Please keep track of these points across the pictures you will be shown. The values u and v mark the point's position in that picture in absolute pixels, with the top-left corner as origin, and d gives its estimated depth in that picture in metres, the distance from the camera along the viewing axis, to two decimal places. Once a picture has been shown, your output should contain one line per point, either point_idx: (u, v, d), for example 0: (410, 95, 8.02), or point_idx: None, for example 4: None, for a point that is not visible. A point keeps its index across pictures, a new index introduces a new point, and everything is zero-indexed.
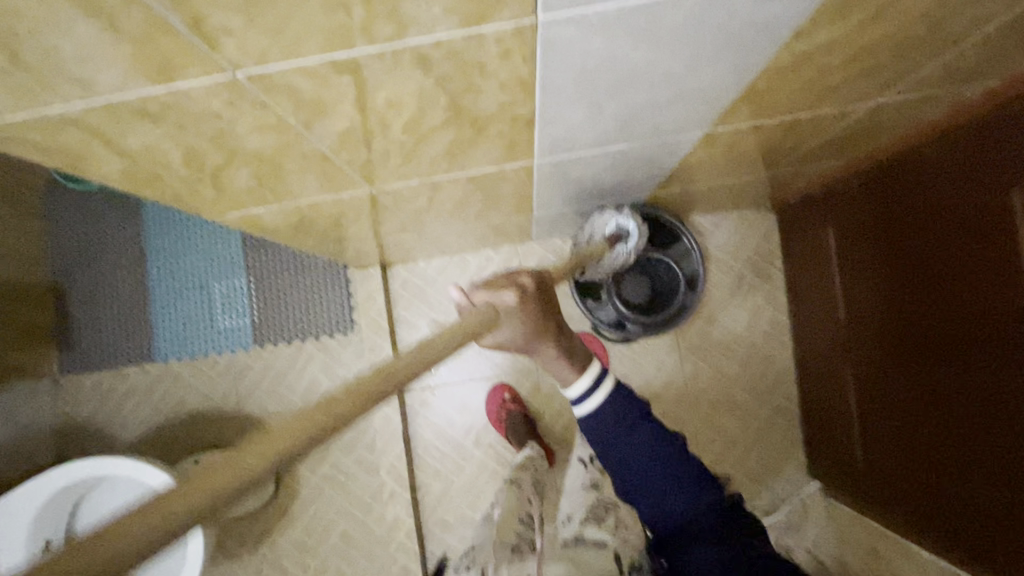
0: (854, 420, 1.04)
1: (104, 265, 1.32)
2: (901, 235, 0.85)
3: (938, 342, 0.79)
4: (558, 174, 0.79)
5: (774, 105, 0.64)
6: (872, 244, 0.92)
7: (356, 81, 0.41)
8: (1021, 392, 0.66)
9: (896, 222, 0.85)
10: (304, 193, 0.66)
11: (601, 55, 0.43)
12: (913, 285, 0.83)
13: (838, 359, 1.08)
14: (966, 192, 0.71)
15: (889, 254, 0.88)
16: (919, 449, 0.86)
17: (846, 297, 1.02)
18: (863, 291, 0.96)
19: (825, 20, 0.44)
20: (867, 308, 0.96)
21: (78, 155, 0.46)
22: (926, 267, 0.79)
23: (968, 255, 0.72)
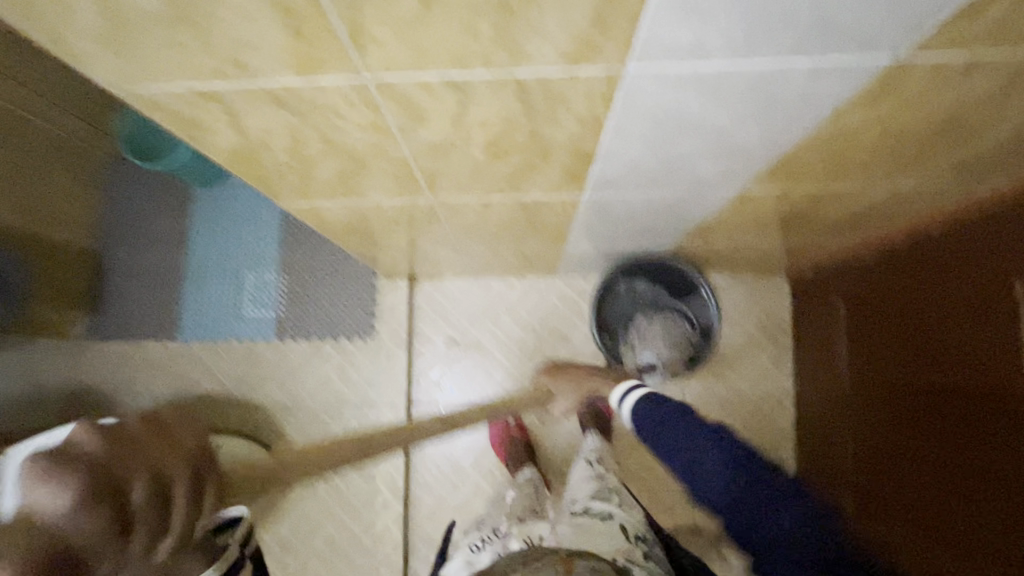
0: (845, 487, 1.07)
1: (146, 240, 1.37)
2: (906, 311, 0.90)
3: (939, 418, 0.82)
4: (599, 211, 0.85)
5: (806, 174, 0.71)
6: (879, 317, 0.98)
7: (460, 98, 0.48)
8: (1004, 466, 0.70)
9: (902, 299, 0.91)
10: (372, 193, 0.72)
11: (669, 105, 0.51)
12: (914, 359, 0.88)
13: (835, 426, 1.11)
14: (972, 277, 0.76)
15: (897, 330, 0.92)
16: (901, 517, 0.89)
17: (851, 367, 1.06)
18: (867, 361, 1.01)
19: (863, 103, 0.52)
20: (869, 376, 1.00)
21: (203, 126, 0.53)
22: (930, 343, 0.84)
23: (966, 334, 0.77)
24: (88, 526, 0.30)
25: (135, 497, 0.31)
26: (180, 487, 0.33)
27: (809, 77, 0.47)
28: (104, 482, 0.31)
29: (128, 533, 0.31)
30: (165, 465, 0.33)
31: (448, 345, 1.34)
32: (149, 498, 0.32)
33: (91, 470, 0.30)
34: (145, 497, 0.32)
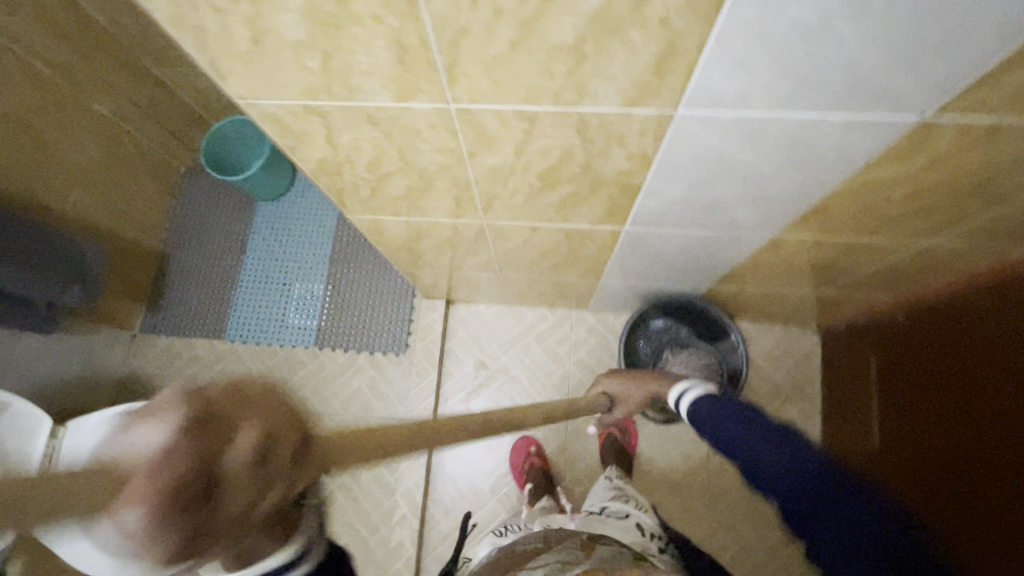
0: None
1: (209, 245, 1.48)
2: (932, 361, 0.91)
3: (972, 488, 0.79)
4: (636, 246, 0.90)
5: (839, 224, 0.75)
6: (907, 371, 0.98)
7: (527, 128, 0.55)
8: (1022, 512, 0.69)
9: (928, 350, 0.92)
10: (431, 212, 0.79)
11: (713, 148, 0.56)
12: (943, 410, 0.87)
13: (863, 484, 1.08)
14: (991, 326, 0.78)
15: (933, 394, 0.90)
16: None
17: (882, 422, 1.05)
18: (898, 415, 1.00)
19: (893, 157, 0.56)
20: (898, 430, 0.99)
21: (302, 138, 0.61)
22: (958, 394, 0.84)
23: (990, 382, 0.78)
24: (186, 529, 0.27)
25: (229, 509, 0.28)
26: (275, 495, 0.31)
27: (842, 130, 0.52)
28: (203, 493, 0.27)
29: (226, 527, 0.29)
30: (260, 481, 0.29)
31: (477, 369, 1.38)
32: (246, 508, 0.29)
33: (188, 474, 0.26)
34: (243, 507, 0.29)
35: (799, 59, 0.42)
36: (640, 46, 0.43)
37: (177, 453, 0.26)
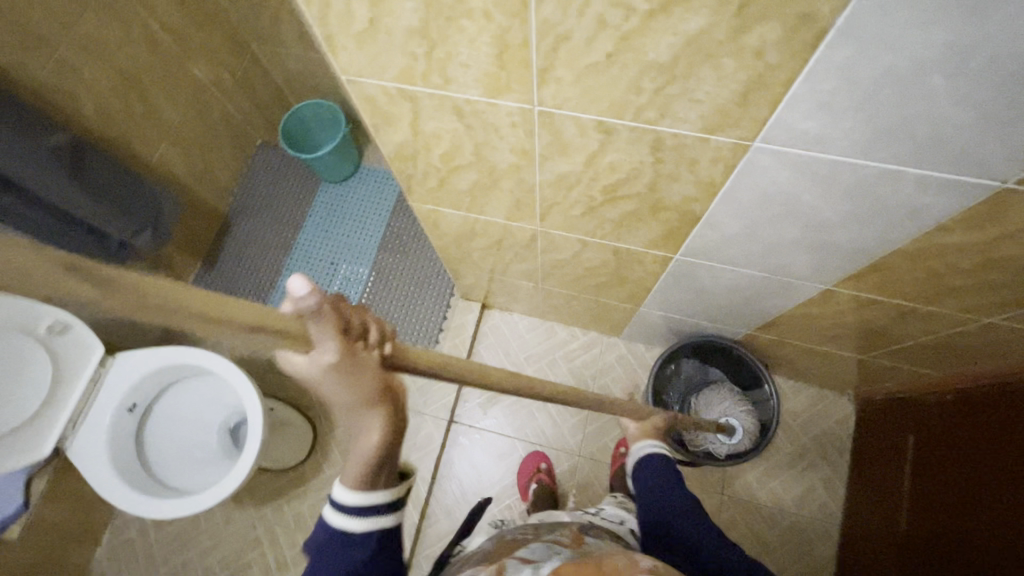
0: None
1: (270, 214, 1.56)
2: (979, 445, 0.86)
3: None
4: (683, 277, 0.90)
5: (897, 285, 0.73)
6: (947, 451, 0.93)
7: (603, 139, 0.57)
8: None
9: (977, 433, 0.87)
10: (491, 210, 0.82)
11: (782, 186, 0.57)
12: (983, 498, 0.82)
13: (882, 566, 1.02)
14: None
15: (969, 491, 0.85)
16: None
17: (910, 502, 0.99)
18: (926, 497, 0.95)
19: (967, 223, 0.56)
20: (927, 513, 0.94)
21: (389, 120, 0.65)
22: (1001, 481, 0.79)
23: None
24: (348, 330, 0.38)
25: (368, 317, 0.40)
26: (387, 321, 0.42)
27: (916, 188, 0.52)
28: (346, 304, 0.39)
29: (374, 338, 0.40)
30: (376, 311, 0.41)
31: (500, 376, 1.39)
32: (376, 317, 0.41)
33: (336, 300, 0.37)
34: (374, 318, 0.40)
35: (886, 107, 0.43)
36: (729, 73, 0.44)
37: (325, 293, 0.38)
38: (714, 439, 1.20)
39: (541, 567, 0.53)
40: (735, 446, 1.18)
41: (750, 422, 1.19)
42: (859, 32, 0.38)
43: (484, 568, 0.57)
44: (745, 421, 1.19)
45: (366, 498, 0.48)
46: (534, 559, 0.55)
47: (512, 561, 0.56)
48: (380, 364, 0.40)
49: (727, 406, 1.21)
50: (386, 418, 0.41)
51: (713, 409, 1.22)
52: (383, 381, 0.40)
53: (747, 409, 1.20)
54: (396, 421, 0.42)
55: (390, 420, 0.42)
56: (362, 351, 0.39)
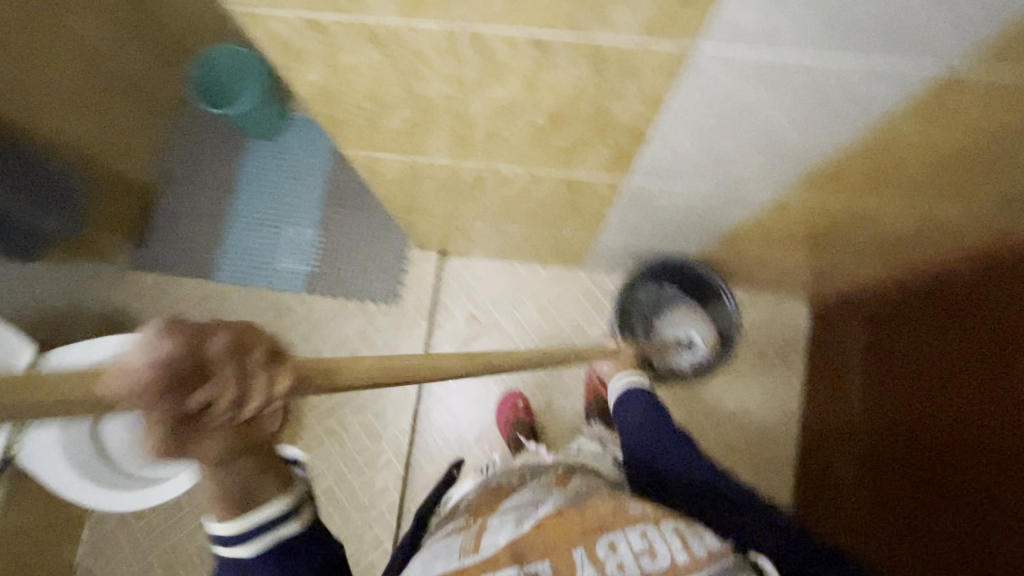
0: (845, 498, 1.08)
1: (197, 181, 1.43)
2: (925, 325, 0.92)
3: (948, 459, 0.82)
4: (639, 201, 0.88)
5: (845, 186, 0.74)
6: (898, 335, 0.99)
7: (539, 58, 0.52)
8: (1014, 465, 0.71)
9: (922, 313, 0.93)
10: (431, 151, 0.77)
11: (730, 92, 0.54)
12: (932, 371, 0.89)
13: (841, 445, 1.11)
14: (990, 284, 0.78)
15: (916, 368, 0.92)
16: (911, 522, 0.89)
17: (865, 387, 1.07)
18: (880, 379, 1.02)
19: (914, 114, 0.55)
20: (881, 393, 1.01)
21: (300, 58, 0.57)
22: (948, 355, 0.85)
23: (982, 340, 0.79)
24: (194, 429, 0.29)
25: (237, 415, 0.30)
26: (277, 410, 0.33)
27: (866, 80, 0.50)
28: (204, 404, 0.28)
29: (237, 418, 0.31)
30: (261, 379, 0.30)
31: (468, 322, 1.37)
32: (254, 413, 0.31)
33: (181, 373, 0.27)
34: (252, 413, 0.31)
35: None
36: None
37: (173, 355, 0.27)
38: (679, 355, 1.25)
39: (523, 520, 0.55)
40: (697, 357, 1.25)
41: (708, 332, 1.25)
42: None
43: (469, 522, 0.59)
44: (704, 337, 1.24)
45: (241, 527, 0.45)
46: (518, 508, 0.58)
47: (496, 513, 0.58)
48: (231, 438, 0.32)
49: (686, 323, 1.26)
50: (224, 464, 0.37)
51: (674, 327, 1.25)
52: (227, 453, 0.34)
53: (704, 323, 1.25)
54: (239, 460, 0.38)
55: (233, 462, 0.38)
56: (209, 432, 0.30)
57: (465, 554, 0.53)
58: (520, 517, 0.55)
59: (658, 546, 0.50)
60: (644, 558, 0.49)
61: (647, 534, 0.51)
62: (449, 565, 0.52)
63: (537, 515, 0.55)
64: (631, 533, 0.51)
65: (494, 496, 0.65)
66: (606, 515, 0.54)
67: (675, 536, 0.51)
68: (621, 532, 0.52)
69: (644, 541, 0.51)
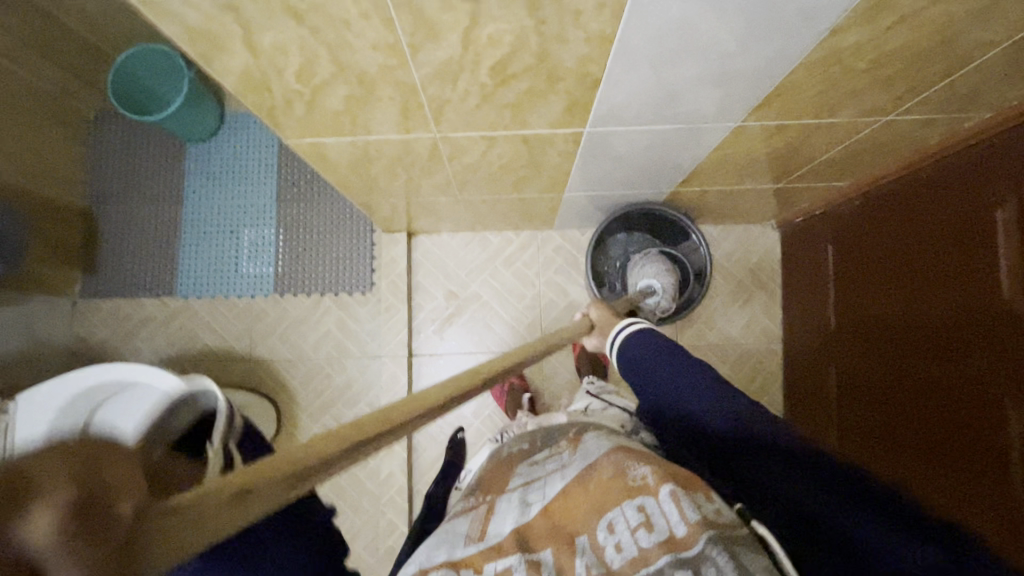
0: (834, 398, 1.13)
1: (139, 196, 1.35)
2: (888, 219, 0.95)
3: (920, 348, 0.86)
4: (599, 149, 0.87)
5: (800, 104, 0.73)
6: (862, 235, 1.02)
7: (473, 11, 0.49)
8: (983, 327, 0.75)
9: (884, 209, 0.96)
10: (378, 127, 0.73)
11: (676, 21, 0.52)
12: (896, 260, 0.92)
13: (823, 352, 1.16)
14: (955, 165, 0.81)
15: (883, 268, 0.96)
16: (895, 402, 0.93)
17: (838, 294, 1.10)
18: (851, 280, 1.06)
19: (860, 19, 0.54)
20: (854, 293, 1.05)
21: (217, 45, 0.53)
22: (910, 242, 0.89)
23: (943, 220, 0.82)
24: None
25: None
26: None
27: None
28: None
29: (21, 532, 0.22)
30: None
31: (447, 299, 1.36)
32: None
33: None
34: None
35: None
36: None
37: None
38: (649, 303, 1.19)
39: (530, 502, 0.56)
40: (666, 300, 1.19)
41: (666, 274, 1.18)
42: None
43: (480, 502, 0.62)
44: (665, 293, 1.18)
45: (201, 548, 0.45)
46: (525, 487, 0.60)
47: (505, 494, 0.60)
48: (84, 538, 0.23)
49: (645, 271, 1.19)
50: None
51: (636, 277, 1.20)
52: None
53: (658, 265, 1.18)
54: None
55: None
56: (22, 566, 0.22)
57: (471, 542, 0.53)
58: (527, 499, 0.57)
59: (655, 517, 0.47)
60: (641, 532, 0.47)
61: (644, 507, 0.49)
62: (454, 550, 0.52)
63: (545, 498, 0.56)
64: (628, 508, 0.50)
65: (501, 471, 0.68)
66: (605, 485, 0.53)
67: (670, 501, 0.48)
68: (618, 509, 0.50)
69: (642, 514, 0.48)
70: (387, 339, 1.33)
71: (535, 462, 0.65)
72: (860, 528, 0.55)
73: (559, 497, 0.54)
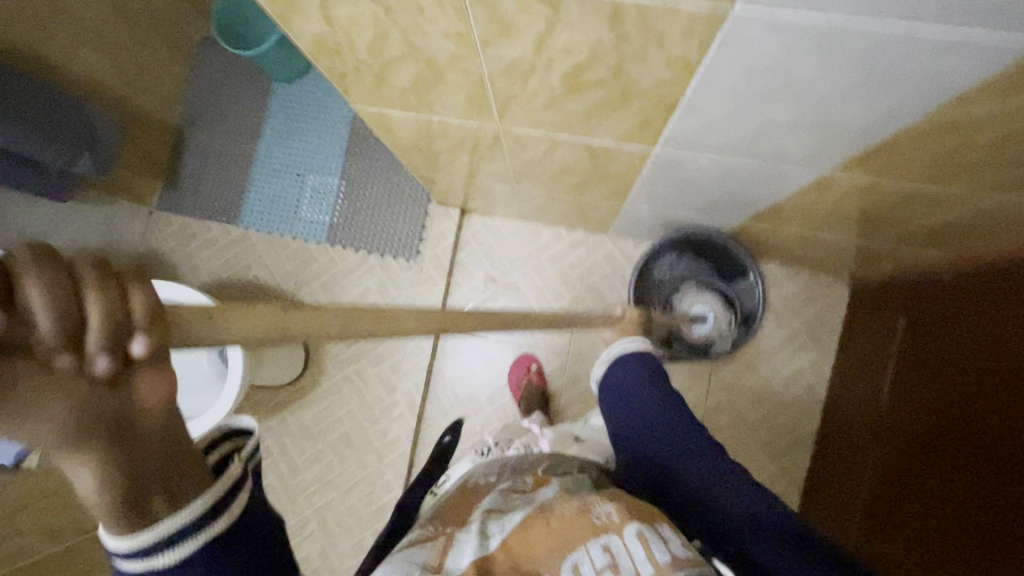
0: (865, 481, 1.01)
1: (221, 123, 1.40)
2: (979, 303, 0.82)
3: (983, 460, 0.74)
4: (668, 170, 0.81)
5: (901, 167, 0.65)
6: (945, 315, 0.90)
7: (551, 15, 0.46)
8: None
9: (976, 290, 0.83)
10: (443, 109, 0.72)
11: (771, 61, 0.47)
12: (979, 351, 0.80)
13: (868, 429, 1.05)
14: None
15: (962, 360, 0.83)
16: (936, 507, 0.82)
17: (902, 372, 0.99)
18: (921, 360, 0.94)
19: (991, 93, 0.46)
20: (921, 374, 0.93)
21: (296, 9, 0.53)
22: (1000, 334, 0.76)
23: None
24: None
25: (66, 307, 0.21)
26: (108, 283, 0.22)
27: (935, 56, 0.42)
28: (30, 272, 0.21)
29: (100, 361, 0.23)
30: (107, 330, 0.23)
31: (486, 284, 1.35)
32: (99, 317, 0.22)
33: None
34: (85, 303, 0.21)
35: None
36: None
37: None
38: (694, 329, 1.19)
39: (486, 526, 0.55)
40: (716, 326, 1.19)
41: (719, 301, 1.18)
42: None
43: (437, 522, 0.60)
44: (716, 307, 1.18)
45: (153, 530, 0.33)
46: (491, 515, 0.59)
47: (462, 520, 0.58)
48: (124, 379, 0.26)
49: (698, 295, 1.18)
50: (92, 448, 0.28)
51: (689, 302, 1.18)
52: (81, 405, 0.25)
53: (714, 292, 1.18)
54: (117, 452, 0.29)
55: (110, 451, 0.28)
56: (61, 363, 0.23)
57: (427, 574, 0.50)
58: (485, 527, 0.55)
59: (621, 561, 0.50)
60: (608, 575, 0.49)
61: (610, 547, 0.51)
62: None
63: (503, 531, 0.54)
64: (593, 549, 0.51)
65: (471, 495, 0.66)
66: (569, 523, 0.53)
67: (636, 543, 0.51)
68: (584, 549, 0.51)
69: (607, 556, 0.50)
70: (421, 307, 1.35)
71: (507, 491, 0.64)
72: (765, 556, 0.61)
73: (527, 530, 0.53)
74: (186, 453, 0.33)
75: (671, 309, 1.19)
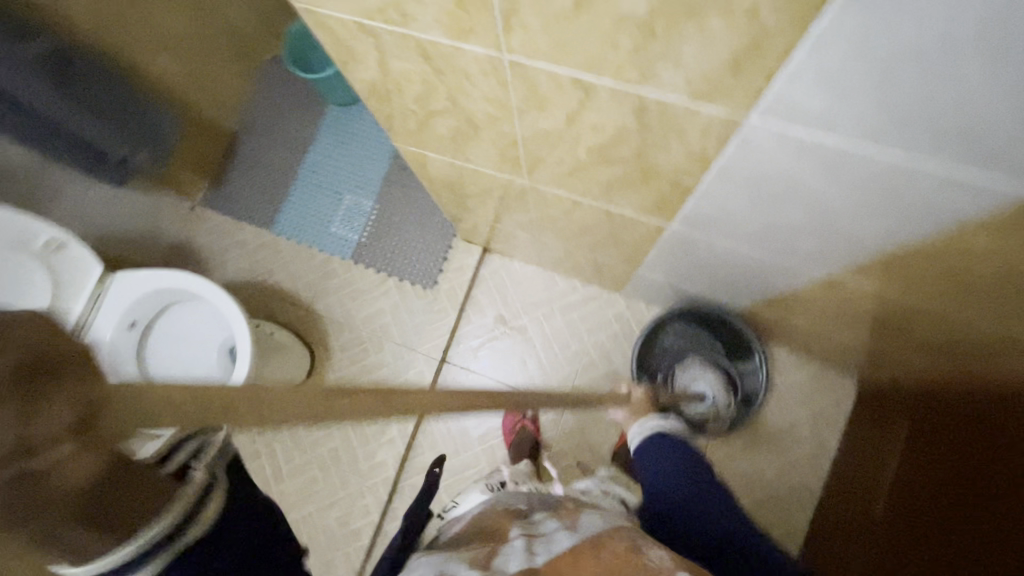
0: None
1: (274, 135, 1.49)
2: (977, 433, 0.75)
3: None
4: (682, 245, 0.84)
5: (908, 279, 0.66)
6: (942, 439, 0.83)
7: (582, 98, 0.50)
8: None
9: (976, 419, 0.76)
10: (476, 159, 0.76)
11: (782, 165, 0.49)
12: (966, 486, 0.73)
13: (852, 545, 0.96)
14: None
15: (948, 491, 0.76)
16: None
17: (891, 490, 0.91)
18: (910, 482, 0.86)
19: (993, 228, 0.48)
20: (907, 498, 0.85)
21: (355, 58, 0.58)
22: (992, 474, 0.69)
23: None
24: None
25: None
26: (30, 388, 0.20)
27: (936, 189, 0.45)
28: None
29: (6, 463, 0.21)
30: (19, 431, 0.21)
31: (495, 323, 1.37)
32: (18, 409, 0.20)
33: None
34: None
35: (900, 93, 0.36)
36: (715, 38, 0.36)
37: None
38: (690, 407, 1.16)
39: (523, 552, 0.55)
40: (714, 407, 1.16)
41: (719, 381, 1.17)
42: (876, 4, 0.30)
43: (473, 548, 0.60)
44: (716, 387, 1.16)
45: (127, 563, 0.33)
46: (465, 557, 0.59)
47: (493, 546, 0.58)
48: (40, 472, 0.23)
49: (698, 371, 1.17)
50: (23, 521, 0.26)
51: (688, 377, 1.17)
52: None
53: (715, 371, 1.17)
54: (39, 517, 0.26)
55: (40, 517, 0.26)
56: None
57: None
58: (529, 549, 0.55)
59: None
60: None
61: None
62: None
63: (550, 552, 0.54)
64: None
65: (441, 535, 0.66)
66: (620, 559, 0.52)
67: None
68: None
69: None
70: (429, 336, 1.37)
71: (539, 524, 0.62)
72: None
73: None
74: (129, 496, 0.31)
75: (670, 382, 1.18)
